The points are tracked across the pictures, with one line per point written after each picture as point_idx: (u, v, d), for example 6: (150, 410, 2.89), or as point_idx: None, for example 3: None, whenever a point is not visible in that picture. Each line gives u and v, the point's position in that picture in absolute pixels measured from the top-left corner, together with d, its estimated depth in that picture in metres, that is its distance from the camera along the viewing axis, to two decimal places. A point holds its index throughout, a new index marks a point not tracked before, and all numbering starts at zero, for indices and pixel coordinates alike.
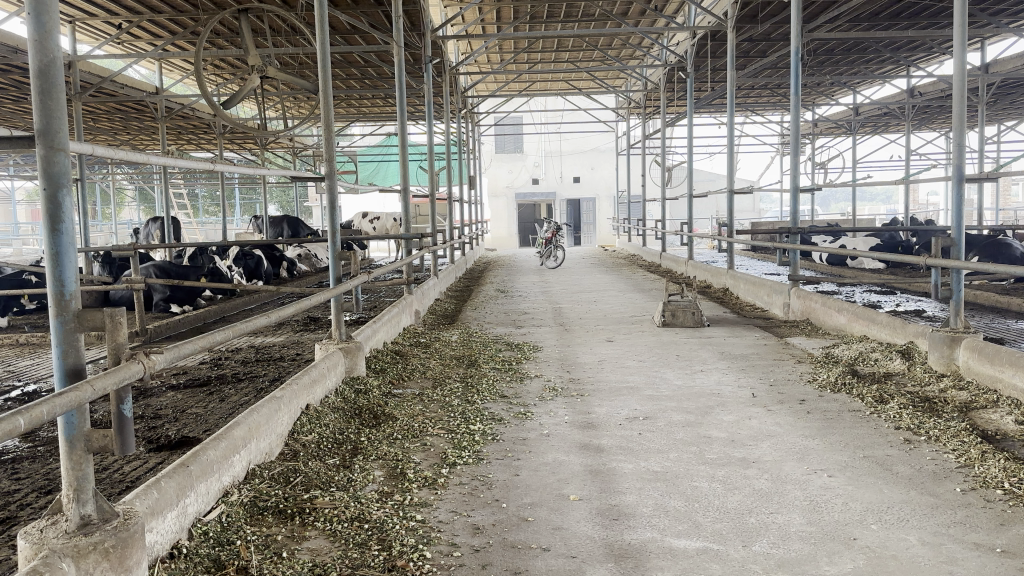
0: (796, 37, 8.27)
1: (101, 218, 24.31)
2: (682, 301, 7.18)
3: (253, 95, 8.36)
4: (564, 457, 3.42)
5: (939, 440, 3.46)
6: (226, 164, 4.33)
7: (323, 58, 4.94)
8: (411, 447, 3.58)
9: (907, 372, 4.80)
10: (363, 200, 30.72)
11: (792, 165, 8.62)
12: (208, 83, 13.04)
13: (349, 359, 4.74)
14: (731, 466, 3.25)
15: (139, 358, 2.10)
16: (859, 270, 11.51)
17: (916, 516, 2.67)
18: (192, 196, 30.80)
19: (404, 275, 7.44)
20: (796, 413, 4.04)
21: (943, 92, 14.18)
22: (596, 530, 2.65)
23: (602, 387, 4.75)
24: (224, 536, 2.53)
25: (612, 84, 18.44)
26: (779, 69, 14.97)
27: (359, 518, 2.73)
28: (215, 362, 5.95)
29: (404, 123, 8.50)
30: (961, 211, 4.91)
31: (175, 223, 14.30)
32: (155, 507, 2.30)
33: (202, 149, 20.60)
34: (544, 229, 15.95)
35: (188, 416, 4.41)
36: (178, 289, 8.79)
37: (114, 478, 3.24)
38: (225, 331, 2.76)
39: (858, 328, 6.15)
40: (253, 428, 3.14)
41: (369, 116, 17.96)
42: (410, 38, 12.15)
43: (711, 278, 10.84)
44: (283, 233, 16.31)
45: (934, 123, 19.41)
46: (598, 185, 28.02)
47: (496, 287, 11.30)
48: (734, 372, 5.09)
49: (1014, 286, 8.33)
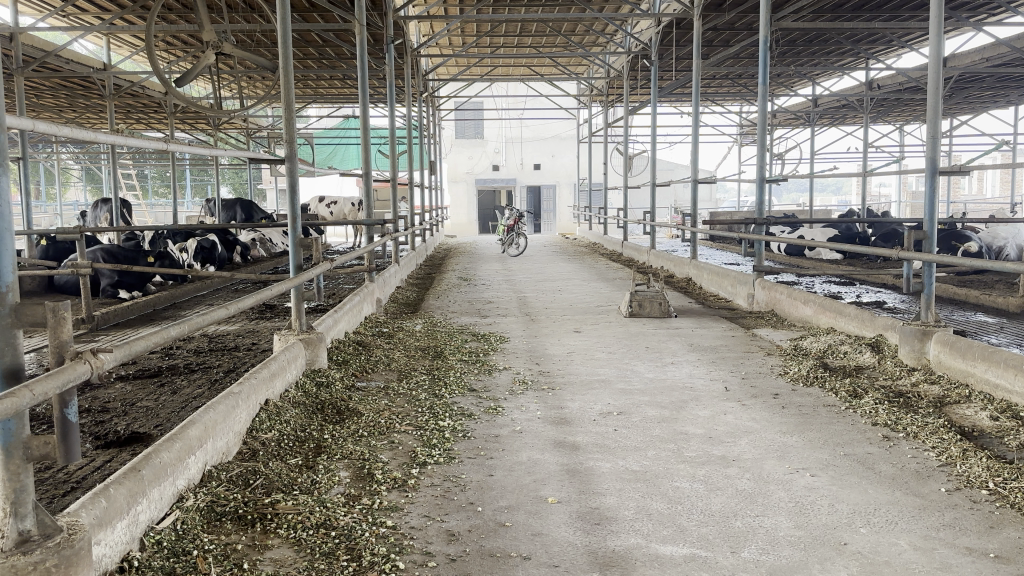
0: (765, 27, 8.14)
1: (44, 199, 23.38)
2: (648, 291, 7.10)
3: (207, 73, 7.96)
4: (539, 456, 3.29)
5: (918, 437, 3.42)
6: (179, 145, 4.04)
7: (284, 34, 4.64)
8: (377, 445, 3.41)
9: (877, 365, 4.78)
10: (320, 184, 30.18)
11: (760, 154, 8.50)
12: (159, 60, 12.50)
13: (310, 352, 4.52)
14: (712, 465, 3.16)
15: (86, 357, 1.84)
16: (819, 261, 11.64)
17: (904, 519, 2.60)
18: (142, 176, 29.84)
19: (366, 262, 7.20)
20: (772, 408, 3.97)
21: (901, 84, 14.40)
22: (578, 536, 2.52)
23: (573, 379, 4.65)
24: (180, 545, 2.34)
25: (575, 70, 18.30)
26: (741, 59, 15.02)
27: (325, 525, 2.56)
28: (166, 351, 5.69)
29: (365, 105, 8.10)
30: (934, 203, 4.88)
31: (125, 205, 13.74)
32: (103, 518, 2.09)
33: (152, 129, 19.94)
34: (507, 215, 15.77)
35: (138, 409, 4.16)
36: (128, 274, 8.37)
37: (58, 479, 3.04)
38: (180, 325, 2.52)
39: (824, 320, 6.14)
40: (209, 427, 2.94)
41: (325, 97, 17.49)
42: (371, 17, 11.79)
43: (673, 267, 10.84)
44: (237, 217, 15.93)
45: (891, 116, 19.70)
46: (559, 172, 27.96)
47: (458, 274, 11.13)
48: (704, 365, 5.01)
49: (970, 277, 8.51)
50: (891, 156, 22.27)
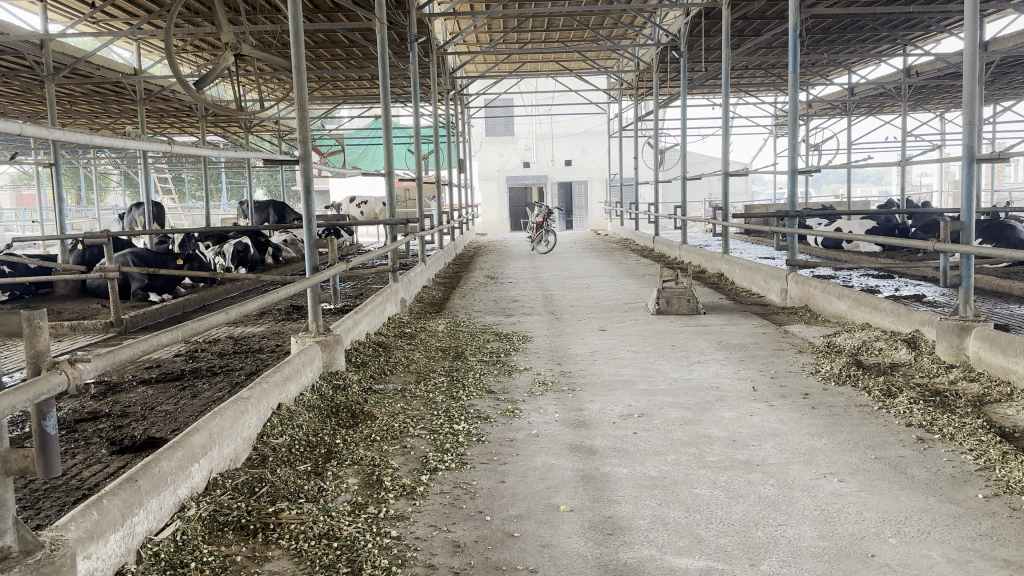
0: (794, 13, 7.90)
1: (84, 204, 23.81)
2: (676, 288, 6.93)
3: (230, 74, 7.95)
4: (555, 461, 3.18)
5: (955, 439, 3.24)
6: (188, 147, 3.99)
7: (296, 32, 4.60)
8: (389, 450, 3.33)
9: (913, 363, 4.58)
10: (352, 184, 30.39)
11: (793, 144, 8.22)
12: (188, 64, 12.63)
13: (327, 354, 4.47)
14: (735, 470, 3.01)
15: (63, 367, 1.78)
16: (856, 254, 11.34)
17: (937, 528, 2.45)
18: (178, 180, 30.33)
19: (390, 261, 7.13)
20: (801, 409, 3.80)
21: (939, 70, 13.93)
22: (588, 547, 2.41)
23: (594, 380, 4.52)
24: (178, 557, 2.29)
25: (604, 64, 18.11)
26: (774, 49, 14.70)
27: (328, 535, 2.48)
28: (190, 354, 5.68)
29: (386, 104, 8.01)
30: (971, 193, 4.65)
31: (158, 209, 13.93)
32: (94, 531, 2.03)
33: (186, 133, 20.19)
34: (535, 213, 15.66)
35: (157, 413, 4.15)
36: (157, 277, 8.48)
37: (71, 485, 3.03)
38: (172, 332, 2.46)
39: (859, 316, 5.92)
40: (215, 434, 2.88)
41: (354, 98, 17.56)
42: (395, 16, 11.73)
43: (704, 263, 10.63)
44: (269, 219, 16.03)
45: (931, 104, 19.17)
46: (591, 168, 27.76)
47: (485, 273, 11.06)
48: (732, 364, 4.84)
49: (1014, 268, 8.17)
50: (932, 143, 21.69)
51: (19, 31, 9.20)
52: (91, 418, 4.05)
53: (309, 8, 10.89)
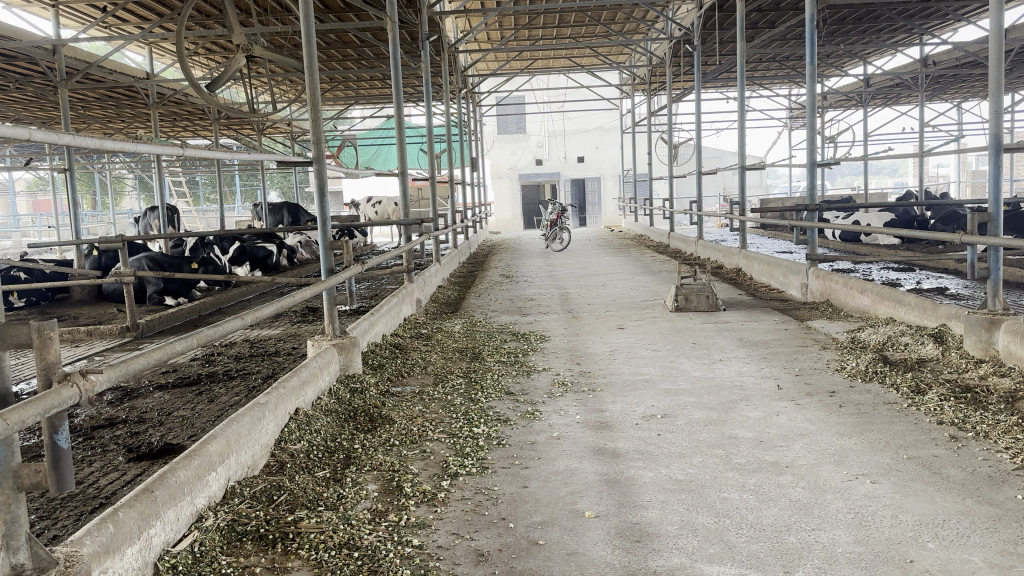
0: (812, 3, 7.69)
1: (100, 208, 23.86)
2: (695, 284, 6.83)
3: (242, 77, 7.89)
4: (577, 464, 3.10)
5: (989, 437, 3.14)
6: (198, 149, 3.95)
7: (307, 29, 4.53)
8: (408, 455, 3.27)
9: (941, 357, 4.46)
10: (366, 184, 30.37)
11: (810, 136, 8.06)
12: (199, 66, 12.63)
13: (344, 357, 4.41)
14: (763, 472, 2.93)
15: (74, 378, 1.72)
16: (876, 247, 11.19)
17: (976, 531, 2.36)
18: (194, 183, 30.38)
19: (405, 262, 7.05)
20: (829, 407, 3.71)
21: (958, 59, 13.72)
22: (616, 555, 2.34)
23: (614, 380, 4.45)
24: (197, 570, 2.24)
25: (616, 59, 17.97)
26: (788, 40, 14.51)
27: (349, 545, 2.43)
28: (207, 359, 5.65)
29: (398, 103, 7.92)
30: (999, 183, 4.51)
31: (173, 213, 13.95)
32: (110, 545, 1.98)
33: (199, 137, 20.22)
34: (548, 211, 15.55)
35: (174, 419, 4.11)
36: (172, 281, 8.47)
37: (88, 493, 3.01)
38: (187, 338, 2.41)
39: (883, 310, 5.80)
40: (232, 441, 2.83)
41: (366, 98, 17.51)
42: (406, 15, 11.69)
43: (722, 258, 10.52)
44: (284, 220, 16.01)
45: (949, 93, 18.90)
46: (604, 164, 27.65)
47: (501, 271, 10.97)
48: (756, 361, 4.75)
49: None
50: (950, 133, 21.46)
51: (31, 37, 9.23)
52: (108, 425, 4.02)
53: (320, 9, 10.86)
